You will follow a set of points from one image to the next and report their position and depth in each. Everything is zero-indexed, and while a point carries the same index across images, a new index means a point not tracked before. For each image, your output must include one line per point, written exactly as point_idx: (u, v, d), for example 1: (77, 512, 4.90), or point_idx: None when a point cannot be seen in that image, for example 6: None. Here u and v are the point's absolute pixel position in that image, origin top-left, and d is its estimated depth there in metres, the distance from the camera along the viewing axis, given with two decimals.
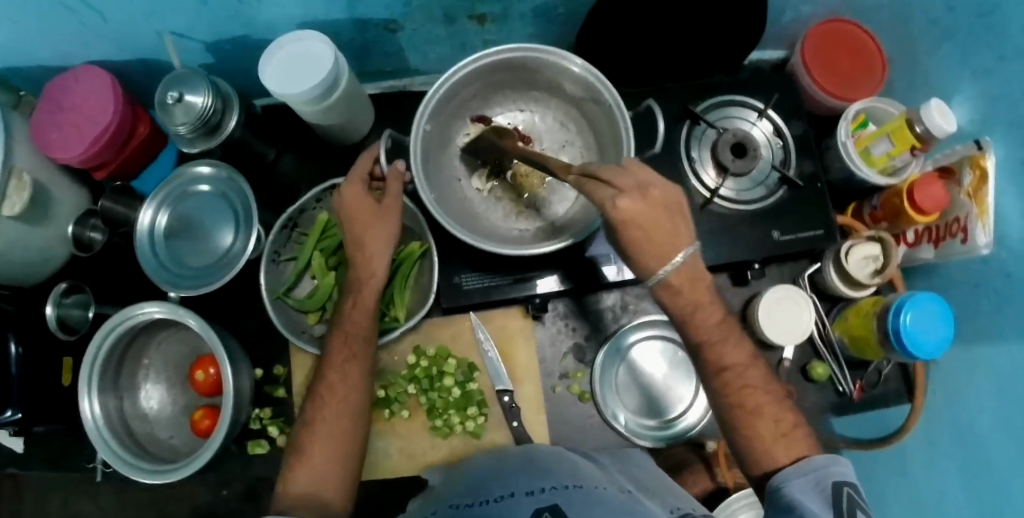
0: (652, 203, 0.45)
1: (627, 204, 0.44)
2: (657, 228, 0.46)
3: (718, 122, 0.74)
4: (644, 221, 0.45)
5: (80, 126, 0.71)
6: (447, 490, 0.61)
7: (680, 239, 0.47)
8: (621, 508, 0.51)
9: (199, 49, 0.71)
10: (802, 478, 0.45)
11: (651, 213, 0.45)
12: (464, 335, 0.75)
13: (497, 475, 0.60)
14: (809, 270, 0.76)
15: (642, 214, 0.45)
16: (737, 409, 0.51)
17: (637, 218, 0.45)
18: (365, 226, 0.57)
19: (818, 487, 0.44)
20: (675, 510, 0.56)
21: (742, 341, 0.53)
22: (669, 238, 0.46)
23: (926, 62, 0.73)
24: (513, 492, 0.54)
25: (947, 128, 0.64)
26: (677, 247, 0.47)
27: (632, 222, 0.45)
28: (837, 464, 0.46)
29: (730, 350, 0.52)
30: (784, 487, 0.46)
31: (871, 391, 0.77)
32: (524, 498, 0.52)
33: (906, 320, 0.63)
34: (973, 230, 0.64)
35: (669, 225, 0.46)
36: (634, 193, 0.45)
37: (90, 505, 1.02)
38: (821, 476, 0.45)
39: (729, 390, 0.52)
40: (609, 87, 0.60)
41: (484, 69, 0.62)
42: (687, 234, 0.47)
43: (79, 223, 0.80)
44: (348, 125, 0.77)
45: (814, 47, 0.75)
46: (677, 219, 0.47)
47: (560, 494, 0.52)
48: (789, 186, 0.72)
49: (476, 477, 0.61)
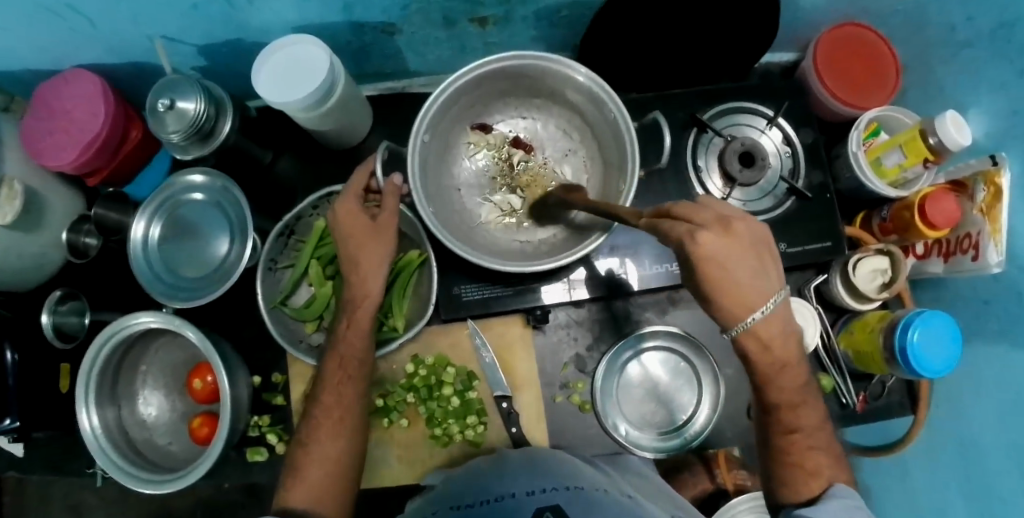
0: (737, 239, 0.40)
1: (711, 241, 0.38)
2: (737, 271, 0.40)
3: (726, 129, 0.72)
4: (728, 261, 0.40)
5: (71, 132, 0.69)
6: (447, 489, 0.60)
7: (764, 283, 0.42)
8: (618, 509, 0.51)
9: (192, 53, 0.69)
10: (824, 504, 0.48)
11: (733, 252, 0.40)
12: (462, 344, 0.73)
13: (496, 475, 0.58)
14: (815, 280, 0.74)
15: (728, 255, 0.39)
16: (795, 466, 0.51)
17: (720, 256, 0.39)
18: (359, 244, 0.55)
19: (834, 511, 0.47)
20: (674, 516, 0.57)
21: (817, 402, 0.51)
22: (751, 280, 0.41)
23: (944, 69, 0.70)
24: (513, 491, 0.53)
25: (961, 141, 0.63)
26: (762, 292, 0.42)
27: (714, 261, 0.39)
28: (857, 499, 0.48)
29: (806, 412, 0.50)
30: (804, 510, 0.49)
31: (874, 403, 0.76)
32: (525, 498, 0.51)
33: (914, 337, 0.62)
34: (984, 247, 0.63)
35: (751, 267, 0.41)
36: (715, 228, 0.39)
37: (91, 498, 1.02)
38: (842, 505, 0.47)
39: (793, 448, 0.51)
40: (615, 98, 0.58)
41: (484, 77, 0.60)
42: (772, 276, 0.42)
43: (72, 229, 0.78)
44: (345, 130, 0.75)
45: (825, 54, 0.74)
46: (759, 259, 0.42)
47: (560, 494, 0.51)
48: (798, 197, 0.71)
49: (477, 474, 0.60)
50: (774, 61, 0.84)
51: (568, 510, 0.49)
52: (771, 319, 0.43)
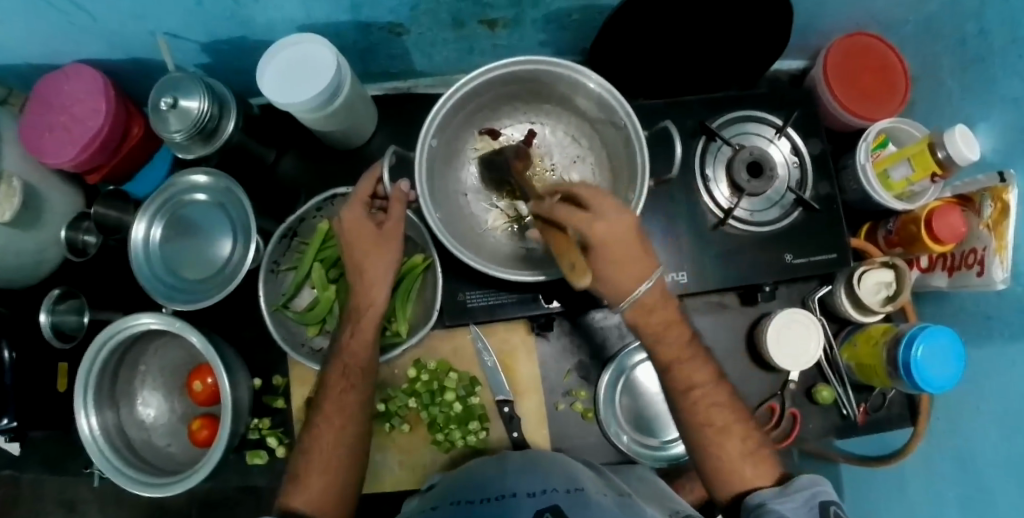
0: (624, 226, 0.43)
1: (603, 228, 0.42)
2: (622, 253, 0.43)
3: (734, 138, 0.72)
4: (617, 246, 0.43)
5: (72, 129, 0.68)
6: (445, 488, 0.59)
7: (646, 266, 0.45)
8: (619, 509, 0.50)
9: (195, 50, 0.67)
10: (789, 497, 0.46)
11: (623, 236, 0.43)
12: (464, 349, 0.73)
13: (494, 476, 0.57)
14: (819, 292, 0.75)
15: (615, 239, 0.42)
16: (704, 426, 0.51)
17: (611, 241, 0.42)
18: (365, 253, 0.55)
19: (804, 507, 0.44)
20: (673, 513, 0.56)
21: (706, 357, 0.52)
22: (636, 261, 0.44)
23: (953, 81, 0.70)
24: (514, 492, 0.53)
25: (970, 157, 0.62)
26: (642, 274, 0.45)
27: (604, 245, 0.42)
28: (822, 484, 0.46)
29: (696, 367, 0.51)
30: (768, 505, 0.46)
31: (874, 414, 0.76)
32: (525, 500, 0.50)
33: (917, 352, 0.62)
34: (990, 264, 0.63)
35: (638, 250, 0.44)
36: (607, 215, 0.43)
37: (86, 494, 1.02)
38: (810, 496, 0.45)
39: (696, 407, 0.51)
40: (626, 105, 0.57)
41: (494, 81, 0.59)
42: (651, 260, 0.45)
43: (71, 226, 0.77)
44: (351, 131, 0.74)
45: (836, 63, 0.74)
46: (644, 244, 0.45)
47: (560, 495, 0.50)
48: (805, 208, 0.70)
49: (476, 473, 0.59)
50: (783, 70, 0.84)
51: (570, 511, 0.47)
52: (653, 293, 0.46)
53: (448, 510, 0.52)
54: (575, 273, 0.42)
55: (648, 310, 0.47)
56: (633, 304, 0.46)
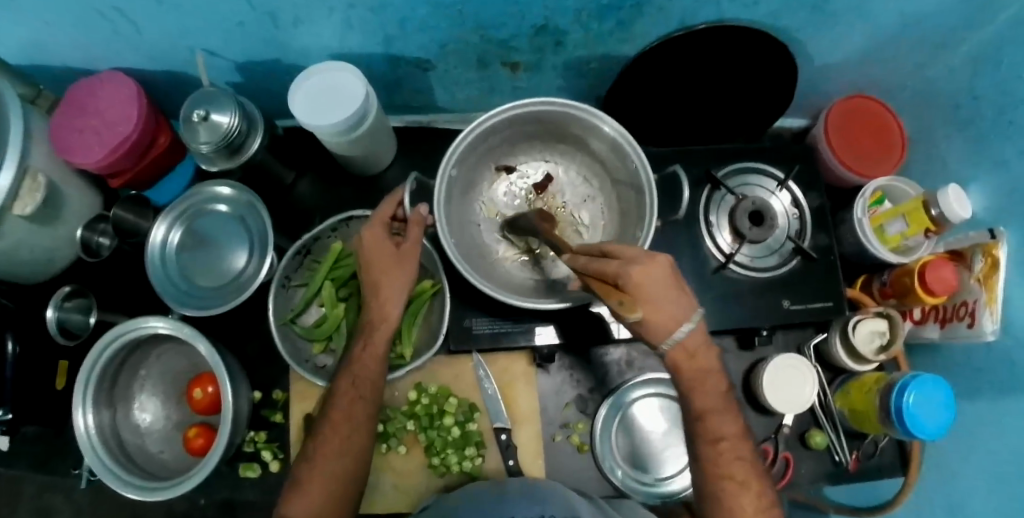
0: (660, 268, 0.44)
1: (640, 273, 0.43)
2: (660, 295, 0.44)
3: (738, 188, 0.75)
4: (655, 290, 0.44)
5: (101, 132, 0.71)
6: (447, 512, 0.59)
7: (683, 307, 0.46)
8: None
9: (229, 68, 0.71)
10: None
11: (658, 278, 0.44)
12: (466, 376, 0.74)
13: (494, 505, 0.58)
14: (814, 339, 0.77)
15: (652, 281, 0.43)
16: (724, 479, 0.52)
17: (648, 285, 0.43)
18: (382, 271, 0.57)
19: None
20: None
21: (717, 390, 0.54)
22: (673, 302, 0.45)
23: (946, 149, 0.75)
24: None
25: (962, 214, 0.66)
26: (681, 315, 0.46)
27: (644, 289, 0.43)
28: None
29: (728, 420, 0.52)
30: None
31: (866, 461, 0.77)
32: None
33: (909, 399, 0.63)
34: (980, 315, 0.65)
35: (675, 293, 0.45)
36: (643, 259, 0.44)
37: (64, 501, 1.00)
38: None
39: (721, 459, 0.52)
40: (637, 149, 0.60)
41: (516, 119, 0.62)
42: (688, 298, 0.46)
43: (88, 227, 0.79)
44: (371, 157, 0.77)
45: (837, 125, 0.78)
46: (679, 283, 0.45)
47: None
48: (803, 257, 0.73)
49: (479, 501, 0.59)
50: (786, 127, 0.88)
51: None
52: (695, 334, 0.47)
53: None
54: (624, 309, 0.44)
55: (691, 354, 0.48)
56: (675, 344, 0.47)
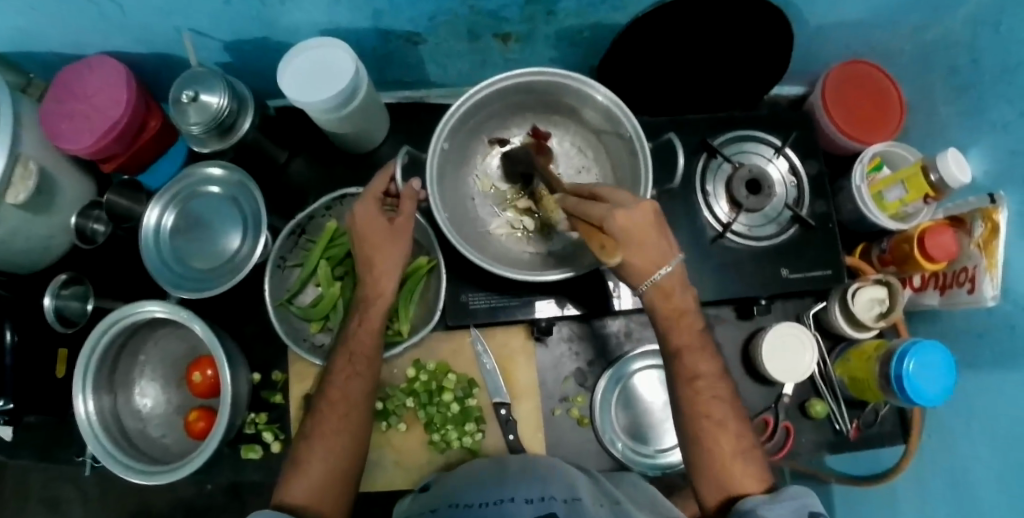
0: (645, 213, 0.45)
1: (626, 217, 0.44)
2: (642, 239, 0.45)
3: (734, 156, 0.74)
4: (639, 235, 0.45)
5: (91, 117, 0.70)
6: (447, 490, 0.57)
7: (664, 251, 0.47)
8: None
9: (218, 48, 0.69)
10: (778, 504, 0.44)
11: (643, 224, 0.45)
12: (464, 352, 0.74)
13: (493, 481, 0.55)
14: (814, 308, 0.77)
15: (636, 226, 0.45)
16: (703, 419, 0.51)
17: (631, 230, 0.45)
18: (375, 247, 0.57)
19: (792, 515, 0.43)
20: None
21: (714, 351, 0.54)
22: (654, 247, 0.46)
23: (945, 113, 0.74)
24: (512, 496, 0.51)
25: (961, 179, 0.65)
26: (659, 259, 0.47)
27: (625, 233, 0.45)
28: (809, 496, 0.44)
29: (702, 358, 0.53)
30: (756, 508, 0.45)
31: (867, 430, 0.77)
32: (524, 507, 0.49)
33: (909, 367, 0.63)
34: (980, 282, 0.65)
35: (659, 237, 0.46)
36: (628, 204, 0.45)
37: (71, 490, 1.01)
38: (798, 506, 0.44)
39: (699, 398, 0.52)
40: (631, 118, 0.59)
41: (507, 90, 0.61)
42: (670, 243, 0.47)
43: (82, 214, 0.79)
44: (364, 134, 0.76)
45: (835, 91, 0.77)
46: (662, 230, 0.47)
47: (557, 503, 0.49)
48: (801, 225, 0.72)
49: (480, 478, 0.57)
50: (782, 94, 0.87)
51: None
52: (674, 277, 0.49)
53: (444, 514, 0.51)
54: (603, 252, 0.47)
55: (667, 293, 0.50)
56: (653, 286, 0.49)
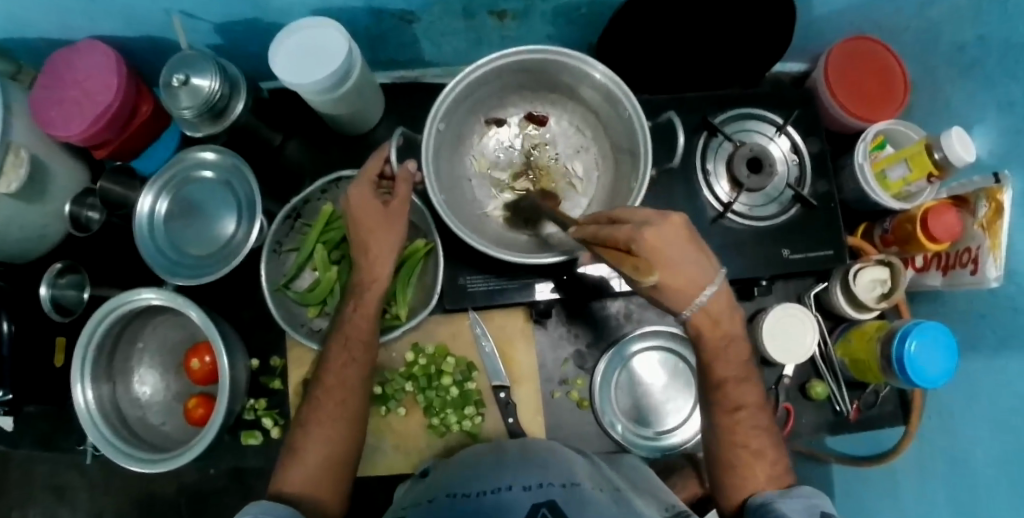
0: (676, 227, 0.41)
1: (657, 236, 0.40)
2: (680, 259, 0.41)
3: (735, 135, 0.73)
4: (676, 253, 0.40)
5: (82, 103, 0.69)
6: (440, 481, 0.52)
7: (705, 269, 0.43)
8: (619, 510, 0.42)
9: (208, 30, 0.68)
10: (792, 500, 0.46)
11: (675, 239, 0.40)
12: (462, 335, 0.73)
13: (488, 468, 0.50)
14: (815, 289, 0.76)
15: (669, 244, 0.40)
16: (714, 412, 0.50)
17: (663, 248, 0.40)
18: (370, 230, 0.56)
19: (802, 510, 0.45)
20: (669, 508, 0.49)
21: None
22: (692, 264, 0.42)
23: (949, 89, 0.73)
24: (509, 484, 0.45)
25: (966, 158, 0.63)
26: (702, 279, 0.43)
27: (660, 252, 0.40)
28: (822, 497, 0.46)
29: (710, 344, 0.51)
30: (769, 503, 0.47)
31: (867, 412, 0.77)
32: (522, 494, 0.43)
33: (910, 348, 0.63)
34: (983, 263, 0.64)
35: (694, 253, 0.42)
36: (659, 220, 0.40)
37: (75, 477, 1.01)
38: (808, 504, 0.46)
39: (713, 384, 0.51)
40: (630, 96, 0.57)
41: (503, 69, 0.60)
42: (709, 259, 0.43)
43: (75, 202, 0.78)
44: (358, 116, 0.75)
45: (838, 67, 0.75)
46: (696, 243, 0.42)
47: (557, 489, 0.43)
48: (802, 205, 0.72)
49: (474, 464, 0.52)
50: (783, 71, 0.86)
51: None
52: (717, 299, 0.45)
53: (442, 504, 0.45)
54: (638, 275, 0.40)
55: (714, 319, 0.47)
56: (697, 310, 0.45)
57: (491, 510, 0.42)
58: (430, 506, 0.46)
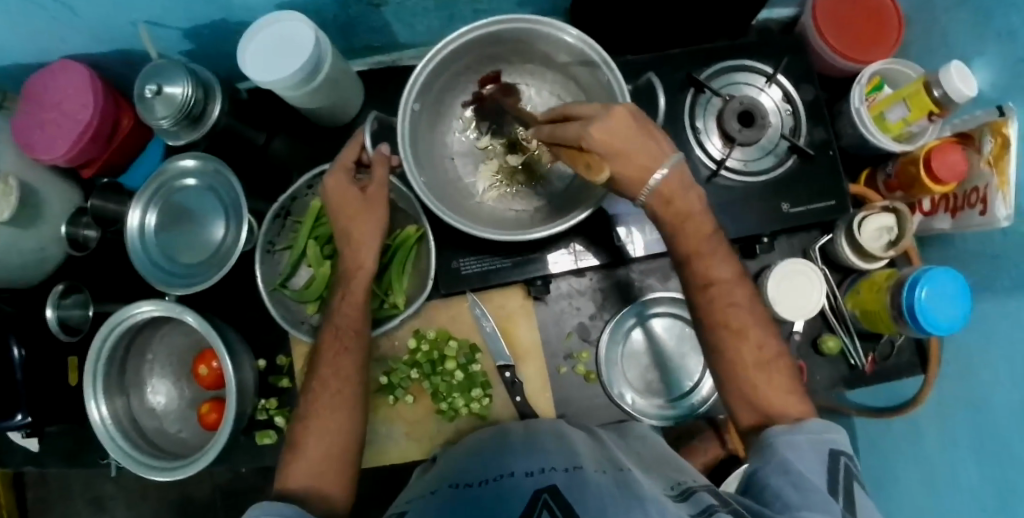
0: (621, 119, 0.45)
1: (602, 129, 0.44)
2: (628, 146, 0.45)
3: (724, 89, 0.71)
4: (621, 142, 0.44)
5: (62, 124, 0.69)
6: (447, 469, 0.50)
7: (655, 152, 0.46)
8: (618, 492, 0.41)
9: (177, 37, 0.67)
10: (799, 436, 0.43)
11: (622, 129, 0.45)
12: (462, 317, 0.73)
13: (490, 454, 0.50)
14: (820, 241, 0.74)
15: (618, 135, 0.44)
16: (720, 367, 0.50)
17: (611, 138, 0.44)
18: (349, 216, 0.56)
19: (813, 449, 0.42)
20: (675, 486, 0.47)
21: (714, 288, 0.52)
22: (642, 153, 0.45)
23: (944, 21, 0.69)
24: (513, 470, 0.44)
25: (968, 93, 0.60)
26: (652, 164, 0.46)
27: (608, 144, 0.44)
28: (834, 433, 0.43)
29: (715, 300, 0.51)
30: (777, 443, 0.43)
31: (883, 362, 0.76)
32: (524, 481, 0.42)
33: (921, 295, 0.61)
34: (992, 202, 0.60)
35: (643, 139, 0.45)
36: (604, 115, 0.45)
37: (111, 488, 1.04)
38: (819, 441, 0.43)
39: (707, 341, 0.50)
40: (607, 58, 0.55)
41: (474, 43, 0.58)
42: (663, 146, 0.47)
43: (70, 222, 0.77)
44: (337, 107, 0.74)
45: (826, 10, 0.72)
46: (647, 131, 0.46)
47: (559, 474, 0.42)
48: (799, 155, 0.69)
49: (478, 450, 0.52)
50: (772, 18, 0.82)
51: (576, 506, 0.38)
52: (676, 181, 0.48)
53: (447, 495, 0.44)
54: (591, 170, 0.46)
55: (669, 201, 0.49)
56: (652, 195, 0.48)
57: (493, 497, 0.41)
58: (433, 497, 0.44)
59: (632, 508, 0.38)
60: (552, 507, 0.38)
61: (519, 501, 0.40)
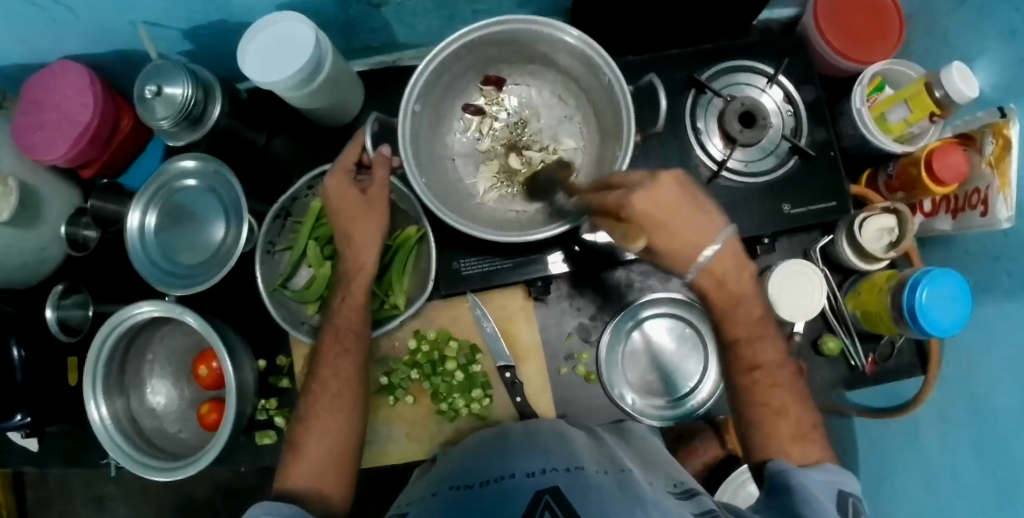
0: (668, 188, 0.42)
1: (647, 200, 0.41)
2: (674, 220, 0.42)
3: (725, 90, 0.71)
4: (664, 214, 0.42)
5: (62, 125, 0.69)
6: (448, 471, 0.50)
7: (704, 226, 0.44)
8: (618, 492, 0.41)
9: (177, 37, 0.66)
10: (812, 473, 0.44)
11: (669, 201, 0.42)
12: (463, 318, 0.73)
13: (490, 455, 0.50)
14: (821, 242, 0.74)
15: (661, 205, 0.41)
16: None
17: (654, 208, 0.41)
18: (350, 218, 0.56)
19: (825, 485, 0.43)
20: (677, 485, 0.48)
21: None
22: (688, 227, 0.43)
23: (946, 22, 0.69)
24: (514, 471, 0.44)
25: (969, 94, 0.60)
26: (699, 238, 0.44)
27: (652, 217, 0.42)
28: (843, 475, 0.45)
29: None
30: (790, 474, 0.44)
31: (884, 364, 0.75)
32: (524, 481, 0.42)
33: (921, 297, 0.61)
34: (993, 203, 0.60)
35: (691, 211, 0.43)
36: (648, 183, 0.41)
37: (112, 487, 1.04)
38: (831, 480, 0.44)
39: None
40: (608, 59, 0.55)
41: (475, 43, 0.58)
42: (711, 219, 0.44)
43: (70, 222, 0.78)
44: (338, 108, 0.74)
45: (827, 11, 0.72)
46: (693, 200, 0.43)
47: (560, 475, 0.42)
48: (801, 156, 0.69)
49: (479, 451, 0.52)
50: (773, 18, 0.81)
51: (576, 506, 0.38)
52: (723, 256, 0.46)
53: (448, 496, 0.44)
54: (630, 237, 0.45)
55: (720, 281, 0.47)
56: (700, 269, 0.46)
57: (494, 498, 0.41)
58: (434, 498, 0.44)
59: (631, 507, 0.39)
60: (553, 508, 0.38)
61: (520, 502, 0.39)
